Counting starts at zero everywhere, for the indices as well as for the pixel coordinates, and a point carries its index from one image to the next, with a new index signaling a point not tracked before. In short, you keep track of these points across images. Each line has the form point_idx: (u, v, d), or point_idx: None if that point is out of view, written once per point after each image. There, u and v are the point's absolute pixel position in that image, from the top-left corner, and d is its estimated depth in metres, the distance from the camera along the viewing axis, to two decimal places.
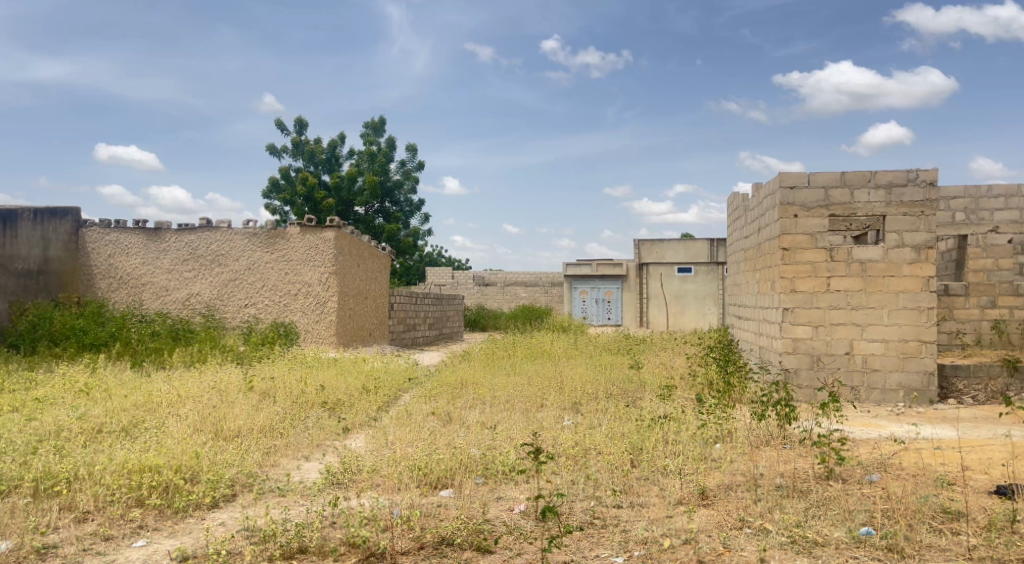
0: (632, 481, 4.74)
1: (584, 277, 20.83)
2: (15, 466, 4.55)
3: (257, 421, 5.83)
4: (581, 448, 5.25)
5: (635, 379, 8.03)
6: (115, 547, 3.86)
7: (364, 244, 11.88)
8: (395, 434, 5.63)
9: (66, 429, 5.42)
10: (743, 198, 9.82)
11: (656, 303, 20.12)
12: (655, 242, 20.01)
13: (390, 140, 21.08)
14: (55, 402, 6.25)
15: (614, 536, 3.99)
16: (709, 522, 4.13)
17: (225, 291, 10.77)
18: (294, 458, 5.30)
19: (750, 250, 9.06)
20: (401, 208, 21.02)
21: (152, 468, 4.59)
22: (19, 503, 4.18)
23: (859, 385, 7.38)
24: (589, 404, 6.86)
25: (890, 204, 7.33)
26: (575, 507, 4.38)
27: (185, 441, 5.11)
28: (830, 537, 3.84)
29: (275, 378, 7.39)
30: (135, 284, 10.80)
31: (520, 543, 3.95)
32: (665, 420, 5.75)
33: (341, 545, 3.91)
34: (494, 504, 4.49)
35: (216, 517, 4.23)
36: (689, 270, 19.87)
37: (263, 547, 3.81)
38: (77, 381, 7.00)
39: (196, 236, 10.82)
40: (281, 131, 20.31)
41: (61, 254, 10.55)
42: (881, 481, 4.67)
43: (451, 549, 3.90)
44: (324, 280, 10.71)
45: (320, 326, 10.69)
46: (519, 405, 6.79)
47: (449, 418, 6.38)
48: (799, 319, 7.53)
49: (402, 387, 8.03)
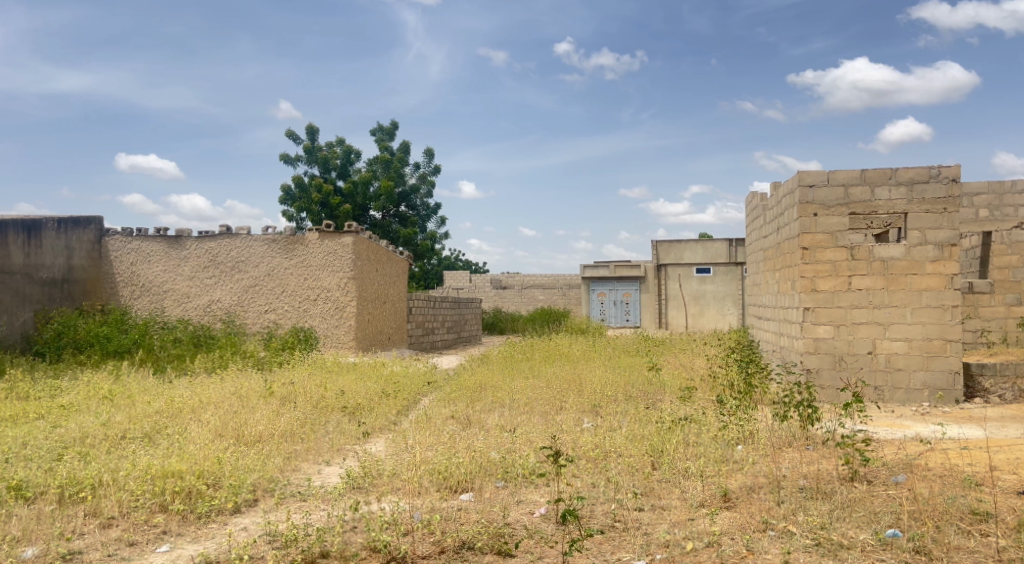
0: (654, 483, 4.72)
1: (602, 279, 20.78)
2: (41, 472, 4.62)
3: (278, 426, 5.88)
4: (601, 451, 5.25)
5: (655, 381, 7.97)
6: (140, 553, 3.88)
7: (381, 248, 11.91)
8: (415, 438, 5.65)
9: (91, 435, 5.50)
10: (763, 198, 9.72)
11: (675, 303, 20.04)
12: (672, 243, 19.94)
13: (404, 145, 21.17)
14: (79, 408, 6.34)
15: (636, 539, 3.96)
16: (732, 524, 4.10)
17: (246, 297, 10.86)
18: (315, 463, 5.33)
19: (770, 250, 8.99)
20: (417, 211, 21.10)
21: (174, 474, 4.64)
22: (45, 510, 4.22)
23: (882, 385, 7.29)
24: (609, 406, 6.84)
25: (912, 201, 7.23)
26: (595, 510, 4.36)
27: (207, 446, 5.16)
28: (856, 540, 3.79)
29: (295, 384, 7.46)
30: (157, 292, 10.93)
31: (541, 546, 3.94)
32: (686, 423, 5.73)
33: (362, 550, 3.91)
34: (514, 508, 4.47)
35: (238, 523, 4.26)
36: (707, 270, 19.78)
37: (285, 552, 3.82)
38: (101, 388, 7.10)
39: (216, 243, 10.93)
40: (293, 139, 20.43)
41: (85, 263, 10.72)
42: (907, 482, 4.59)
43: (472, 553, 3.89)
44: (343, 284, 10.77)
45: (340, 331, 10.76)
46: (538, 409, 6.77)
47: (468, 422, 6.37)
48: (821, 319, 7.44)
49: (422, 390, 8.09)
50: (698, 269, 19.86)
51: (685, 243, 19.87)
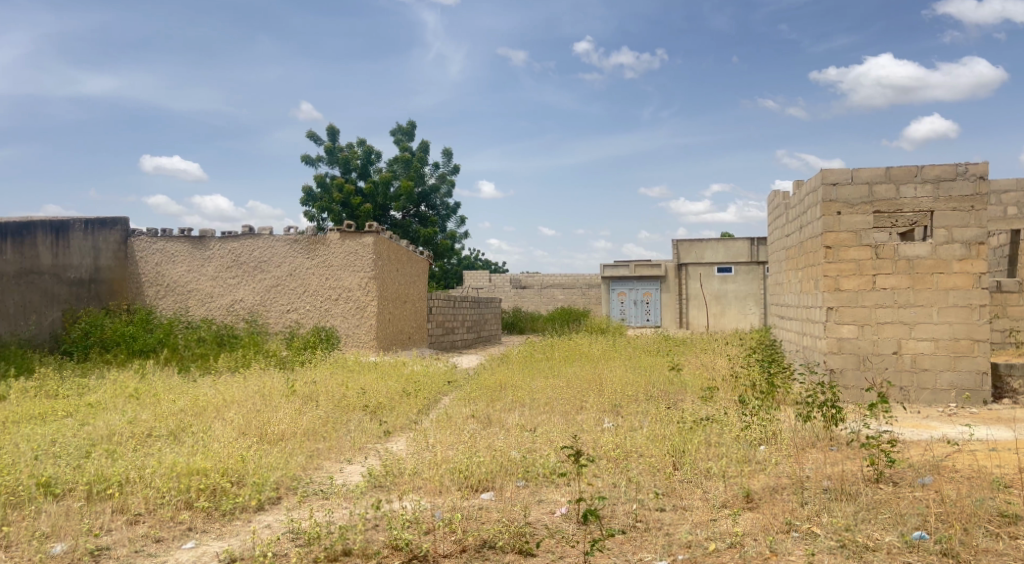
0: (675, 483, 4.69)
1: (622, 278, 20.72)
2: (70, 469, 4.69)
3: (301, 425, 5.93)
4: (622, 451, 5.23)
5: (676, 381, 7.93)
6: (166, 549, 3.94)
7: (402, 248, 11.97)
8: (436, 436, 5.67)
9: (118, 433, 5.58)
10: (785, 196, 9.64)
11: (696, 303, 19.93)
12: (693, 242, 19.83)
13: (424, 145, 21.25)
14: (106, 406, 6.44)
15: (658, 539, 3.95)
16: (754, 525, 4.07)
17: (269, 297, 10.96)
18: (337, 461, 5.37)
19: (792, 249, 8.91)
20: (437, 211, 21.16)
21: (199, 472, 4.70)
22: (73, 506, 4.29)
23: (908, 385, 7.20)
24: (629, 406, 6.82)
25: (938, 199, 7.14)
26: (616, 510, 4.35)
27: (231, 444, 5.21)
28: (881, 541, 3.74)
29: (317, 383, 7.53)
30: (182, 291, 11.07)
31: (563, 546, 3.94)
32: (708, 423, 5.70)
33: (383, 548, 3.93)
34: (535, 507, 4.48)
35: (261, 520, 4.31)
36: (729, 270, 19.63)
37: (308, 549, 3.85)
38: (127, 387, 7.20)
39: (239, 244, 11.04)
40: (314, 140, 20.59)
41: (111, 263, 10.88)
42: (934, 483, 4.53)
43: (493, 552, 3.90)
44: (364, 284, 10.83)
45: (361, 330, 10.82)
46: (558, 408, 6.76)
47: (488, 421, 6.38)
48: (845, 318, 7.36)
49: (442, 390, 8.11)
50: (719, 269, 19.72)
51: (706, 242, 19.72)
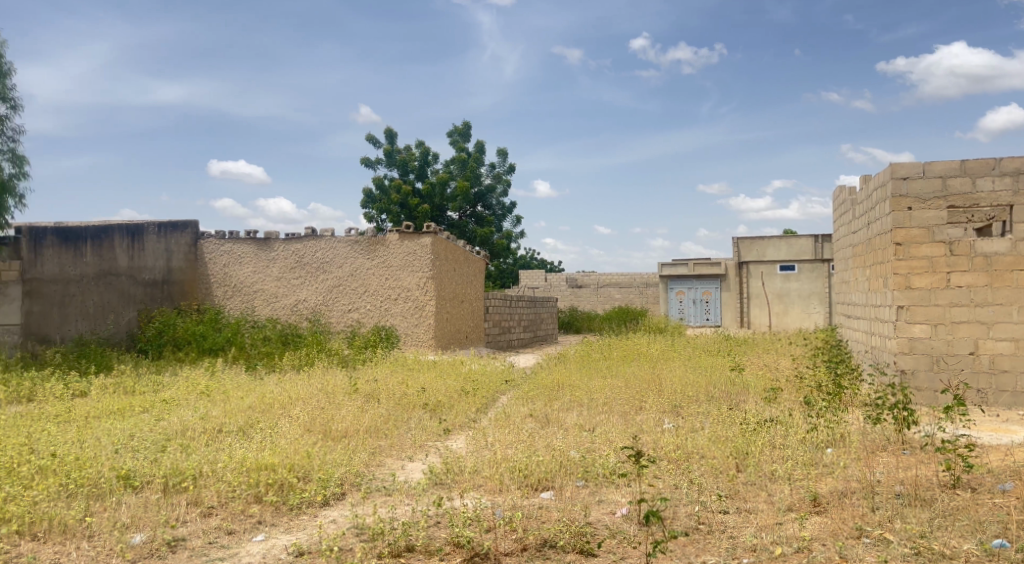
0: (738, 486, 4.61)
1: (680, 277, 20.46)
2: (147, 463, 4.89)
3: (363, 422, 6.04)
4: (683, 452, 5.17)
5: (738, 381, 7.78)
6: (237, 541, 4.07)
7: (459, 248, 12.08)
8: (495, 435, 5.71)
9: (191, 428, 5.80)
10: (851, 192, 9.36)
11: (757, 302, 19.53)
12: (754, 240, 19.42)
13: (480, 145, 21.39)
14: (179, 403, 6.70)
15: (721, 542, 3.88)
16: (822, 530, 3.96)
17: (331, 297, 11.21)
18: (399, 458, 5.46)
19: (859, 246, 8.64)
20: (493, 211, 21.26)
21: (268, 467, 4.84)
22: (151, 498, 4.47)
23: (985, 387, 6.89)
24: (690, 407, 6.72)
25: (1017, 192, 6.86)
26: (678, 512, 4.30)
27: (296, 441, 5.36)
28: (959, 549, 3.59)
29: (377, 381, 7.66)
30: (248, 292, 11.40)
31: (624, 547, 3.92)
32: (772, 425, 5.57)
33: (446, 545, 3.97)
34: (595, 507, 4.46)
35: (327, 515, 4.41)
36: (792, 268, 19.13)
37: (372, 545, 3.93)
38: (198, 384, 7.47)
39: (302, 245, 11.33)
40: (372, 143, 20.95)
41: (182, 265, 11.26)
42: (1015, 490, 4.33)
43: (554, 551, 3.90)
44: (422, 284, 10.97)
45: (419, 329, 10.96)
46: (617, 409, 6.71)
47: (547, 420, 6.39)
48: (917, 318, 7.08)
49: (500, 388, 8.16)
50: (782, 267, 19.24)
51: (768, 240, 19.28)
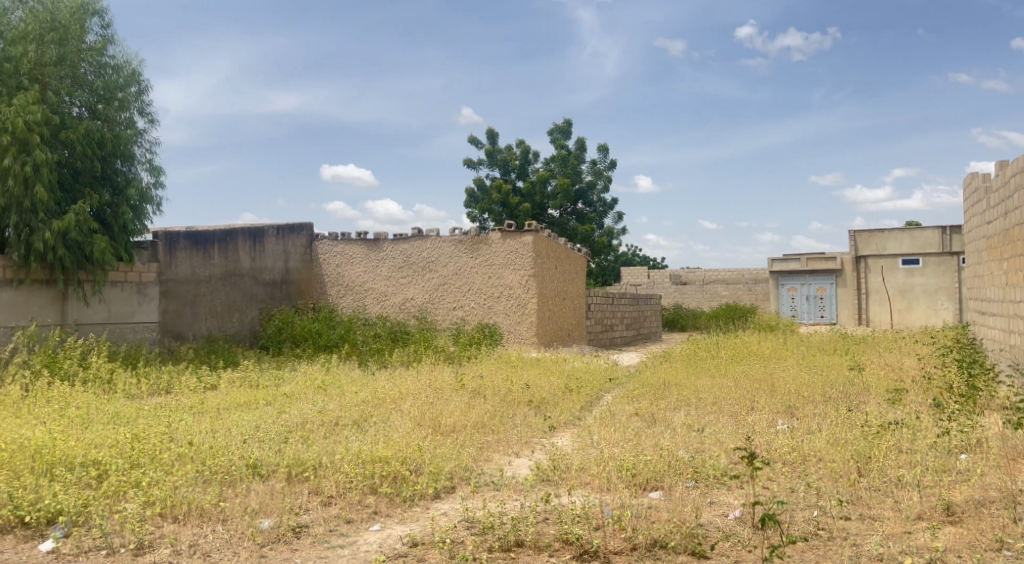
0: (861, 491, 4.37)
1: (792, 273, 19.72)
2: (272, 453, 5.18)
3: (470, 418, 6.16)
4: (799, 455, 4.97)
5: (857, 382, 7.39)
6: (356, 530, 4.24)
7: (561, 246, 12.09)
8: (601, 433, 5.67)
9: (310, 421, 6.09)
10: (984, 178, 8.69)
11: (877, 298, 18.50)
12: (873, 233, 18.40)
13: (580, 142, 21.32)
14: (299, 397, 7.06)
15: (844, 549, 3.70)
16: (957, 541, 3.71)
17: (437, 295, 11.49)
18: (506, 454, 5.53)
19: (994, 237, 8.01)
20: (594, 208, 21.12)
21: (382, 459, 5.02)
22: (276, 486, 4.73)
23: None
24: (805, 407, 6.44)
25: None
26: (796, 516, 4.13)
27: (408, 435, 5.53)
28: None
29: (483, 378, 7.79)
30: (360, 291, 11.85)
31: (739, 550, 3.81)
32: (897, 427, 5.26)
33: (555, 541, 3.99)
34: (707, 508, 4.36)
35: (438, 508, 4.52)
36: (916, 262, 17.96)
37: (483, 538, 4.00)
38: (315, 379, 7.84)
39: (409, 245, 11.66)
40: (474, 144, 21.30)
41: (299, 265, 11.92)
42: None
43: (665, 552, 3.84)
44: (525, 282, 11.05)
45: (523, 327, 11.04)
46: (727, 409, 6.52)
47: (653, 419, 6.30)
48: None
49: (605, 386, 8.10)
50: (904, 261, 18.10)
51: (889, 232, 18.20)
